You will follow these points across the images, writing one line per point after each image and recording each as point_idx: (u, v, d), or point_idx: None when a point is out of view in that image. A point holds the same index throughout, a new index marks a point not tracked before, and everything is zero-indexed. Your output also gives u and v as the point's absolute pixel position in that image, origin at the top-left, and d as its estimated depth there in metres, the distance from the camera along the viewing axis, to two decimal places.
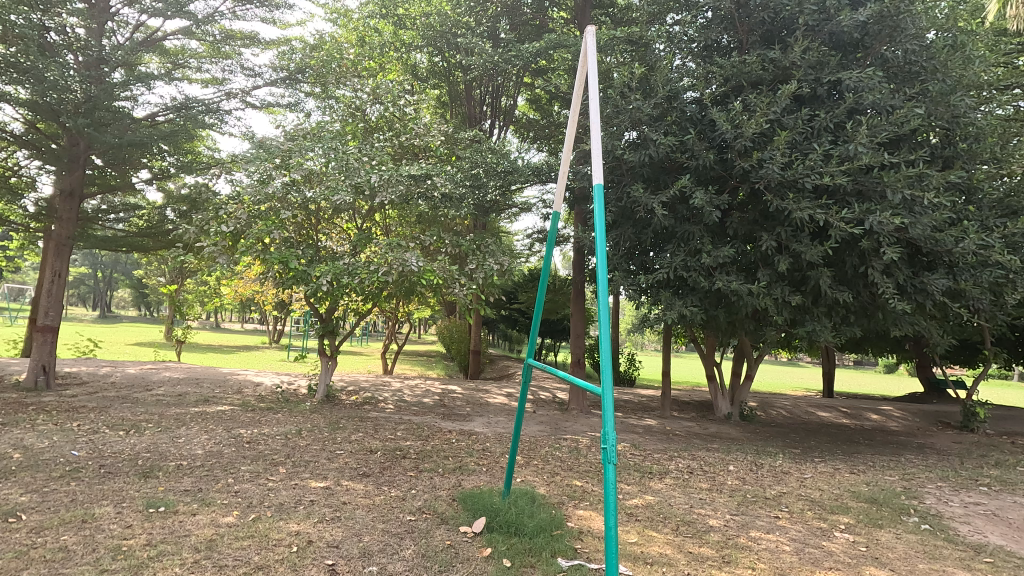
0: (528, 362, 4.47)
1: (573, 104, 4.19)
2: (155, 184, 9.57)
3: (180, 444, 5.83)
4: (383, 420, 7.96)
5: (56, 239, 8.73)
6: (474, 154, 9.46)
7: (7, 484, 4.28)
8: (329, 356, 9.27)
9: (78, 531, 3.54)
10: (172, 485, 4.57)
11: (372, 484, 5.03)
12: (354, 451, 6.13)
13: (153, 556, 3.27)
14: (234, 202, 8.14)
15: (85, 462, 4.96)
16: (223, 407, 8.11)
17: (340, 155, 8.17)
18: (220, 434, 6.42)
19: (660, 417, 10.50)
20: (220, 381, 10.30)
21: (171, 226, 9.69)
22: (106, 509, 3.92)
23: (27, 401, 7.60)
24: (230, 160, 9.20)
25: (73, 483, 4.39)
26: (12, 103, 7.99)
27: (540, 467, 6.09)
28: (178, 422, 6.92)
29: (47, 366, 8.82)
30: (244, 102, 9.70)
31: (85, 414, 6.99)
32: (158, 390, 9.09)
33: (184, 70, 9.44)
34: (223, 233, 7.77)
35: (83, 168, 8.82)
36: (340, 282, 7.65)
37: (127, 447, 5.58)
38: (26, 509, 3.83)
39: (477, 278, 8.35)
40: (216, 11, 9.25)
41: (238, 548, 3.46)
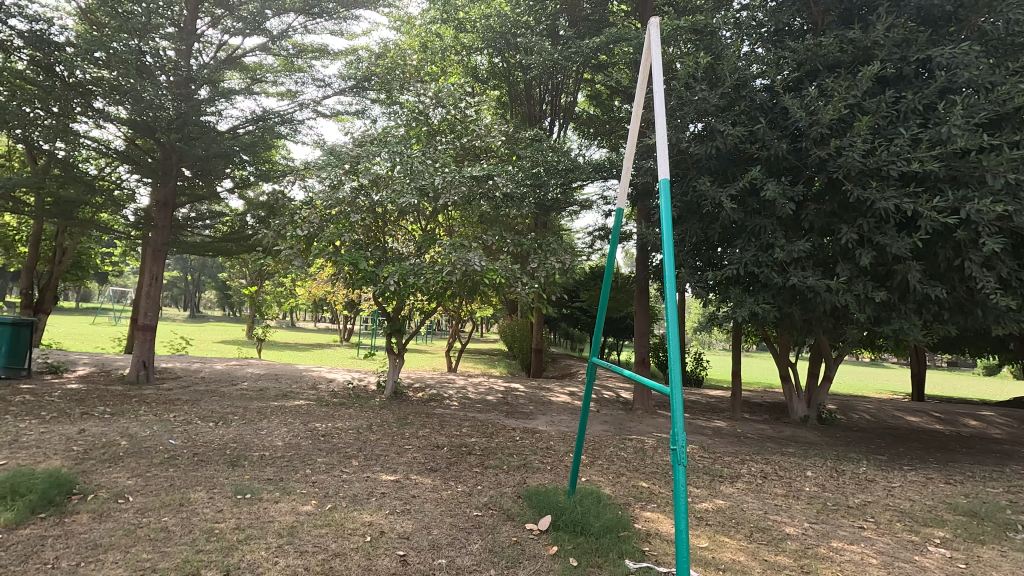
0: (592, 362, 4.39)
1: (636, 99, 4.07)
2: (237, 193, 10.25)
3: (263, 436, 6.22)
4: (449, 416, 8.13)
5: (154, 245, 9.55)
6: (535, 154, 9.53)
7: (116, 469, 4.71)
8: (395, 353, 9.57)
9: (176, 513, 3.85)
10: (257, 474, 4.88)
11: (440, 479, 5.16)
12: (422, 447, 6.29)
13: (242, 539, 3.51)
14: (308, 207, 8.60)
15: (181, 450, 5.39)
16: (300, 402, 8.54)
17: (405, 160, 8.40)
18: (298, 427, 6.78)
19: (730, 419, 10.12)
20: (296, 377, 10.91)
21: (252, 231, 10.37)
22: (200, 494, 4.25)
23: (131, 394, 8.34)
24: (304, 168, 9.83)
25: (172, 469, 4.79)
26: (115, 122, 8.79)
27: (605, 467, 6.02)
28: (260, 415, 7.38)
29: (147, 362, 9.59)
30: (315, 111, 10.17)
31: (179, 406, 7.58)
32: (242, 385, 9.74)
33: (262, 84, 9.99)
34: (298, 236, 8.25)
35: (175, 179, 9.56)
36: (407, 282, 7.92)
37: (216, 437, 6.01)
38: (132, 491, 4.21)
39: (539, 276, 8.29)
40: (289, 27, 9.78)
41: (317, 535, 3.66)
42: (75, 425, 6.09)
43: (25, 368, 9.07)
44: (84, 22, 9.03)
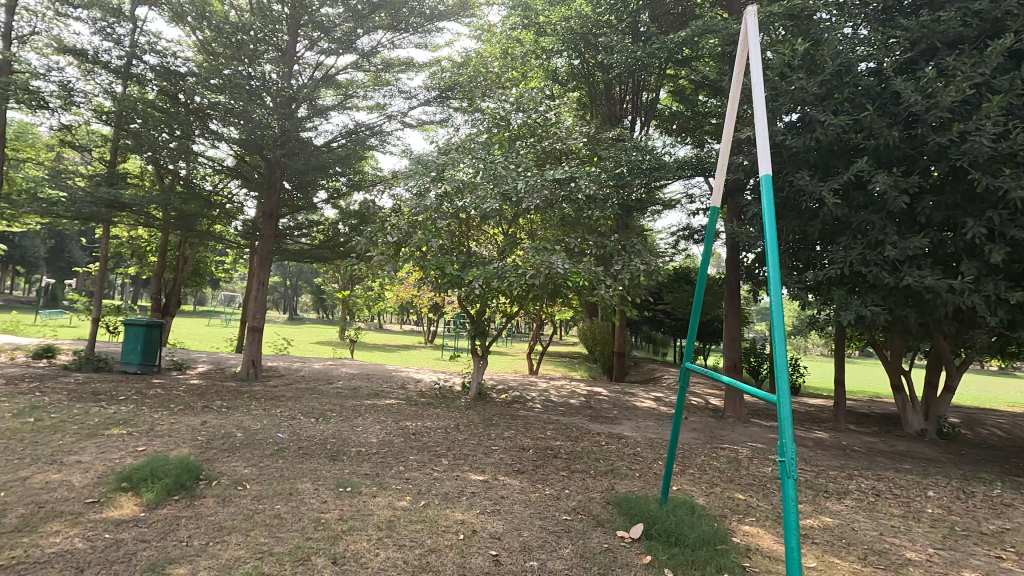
0: (686, 366, 4.25)
1: (731, 93, 3.91)
2: (332, 203, 10.91)
3: (359, 432, 6.57)
4: (533, 419, 8.18)
5: (261, 253, 10.39)
6: (617, 154, 9.36)
7: (235, 458, 5.16)
8: (480, 355, 9.78)
9: (287, 502, 4.15)
10: (356, 468, 5.16)
11: (528, 481, 5.18)
12: (508, 448, 6.37)
13: (346, 529, 3.72)
14: (396, 215, 8.97)
15: (288, 443, 5.81)
16: (391, 401, 8.94)
17: (489, 165, 8.51)
18: (390, 425, 7.10)
19: (833, 430, 9.40)
20: (387, 376, 11.43)
21: (345, 239, 11.00)
22: (306, 485, 4.55)
23: (243, 389, 9.11)
24: (392, 177, 10.24)
25: (281, 461, 5.17)
26: (227, 142, 9.64)
27: (697, 476, 5.79)
28: (356, 412, 7.80)
29: (256, 361, 10.42)
30: (402, 122, 10.61)
31: (284, 402, 8.18)
32: (338, 383, 10.34)
33: (354, 99, 10.57)
34: (389, 243, 8.62)
35: (279, 192, 10.33)
36: (491, 286, 8.03)
37: (318, 432, 6.43)
38: (249, 479, 4.59)
39: (623, 279, 8.14)
40: (378, 44, 10.29)
41: (413, 530, 3.79)
42: (198, 417, 6.75)
43: (156, 365, 10.18)
44: (203, 52, 9.98)
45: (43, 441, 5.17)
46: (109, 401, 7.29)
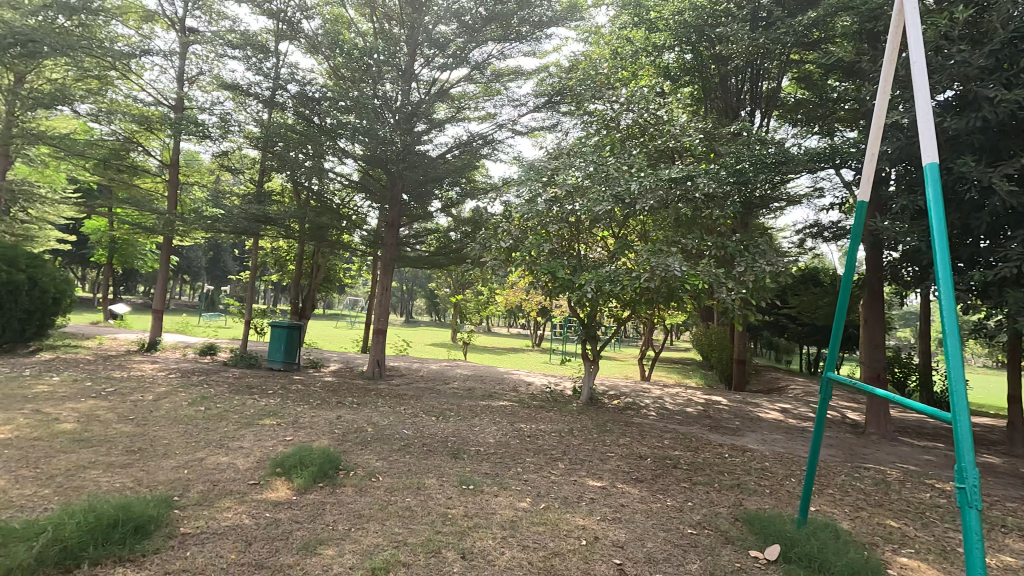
0: (828, 376, 3.91)
1: (882, 75, 3.53)
2: (447, 211, 11.40)
3: (477, 432, 6.79)
4: (648, 426, 7.94)
5: (384, 261, 11.14)
6: (737, 149, 8.79)
7: (368, 451, 5.56)
8: (591, 360, 9.67)
9: (416, 495, 4.39)
10: (476, 467, 5.33)
11: (648, 491, 5.03)
12: (625, 455, 6.22)
13: (472, 526, 3.85)
14: (508, 221, 9.12)
15: (413, 440, 6.16)
16: (504, 402, 9.14)
17: (602, 168, 8.36)
18: (506, 426, 7.25)
19: (1007, 454, 8.10)
20: (499, 379, 11.72)
21: (459, 245, 11.45)
22: (432, 480, 4.78)
23: (370, 387, 9.80)
24: (503, 184, 10.49)
25: (408, 456, 5.48)
26: (354, 158, 10.42)
27: (839, 497, 5.26)
28: (473, 413, 8.07)
29: (380, 361, 11.16)
30: (512, 130, 10.85)
31: (407, 401, 8.67)
32: (454, 384, 10.79)
33: (466, 111, 10.99)
34: (502, 248, 8.79)
35: (399, 203, 10.99)
36: (603, 289, 7.91)
37: (439, 430, 6.73)
38: (381, 471, 4.92)
39: (746, 282, 7.63)
40: (489, 55, 10.62)
41: (535, 532, 3.83)
42: (334, 412, 7.37)
43: (296, 363, 11.26)
44: (333, 78, 10.87)
45: (213, 427, 5.93)
46: (260, 393, 8.19)
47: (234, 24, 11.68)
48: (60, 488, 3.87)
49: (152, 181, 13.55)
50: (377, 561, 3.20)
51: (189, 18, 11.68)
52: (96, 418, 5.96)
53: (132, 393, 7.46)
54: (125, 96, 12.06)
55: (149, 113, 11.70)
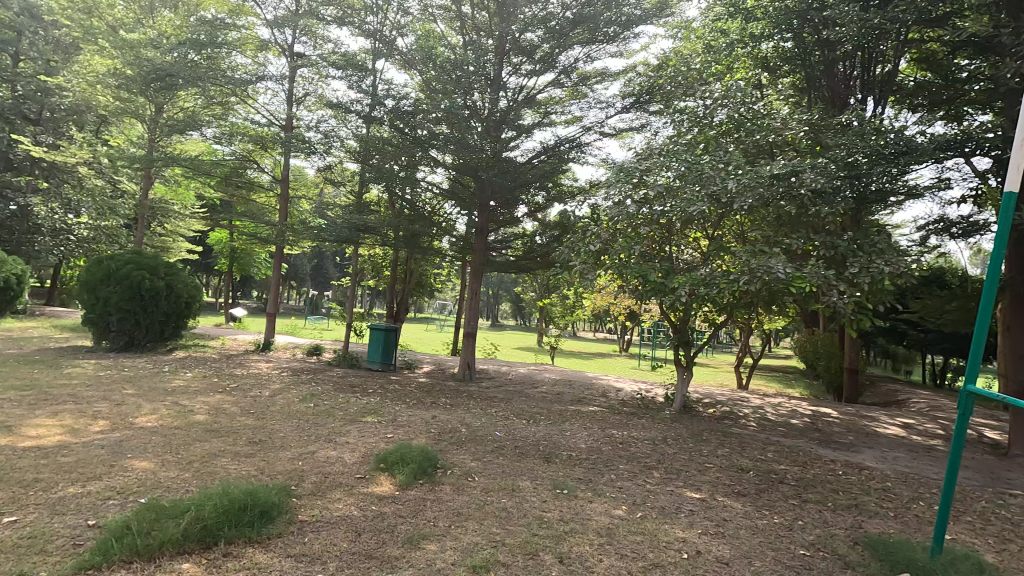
0: (968, 390, 3.49)
1: None
2: (534, 216, 11.44)
3: (568, 437, 6.76)
4: (749, 438, 7.50)
5: (474, 266, 11.41)
6: (848, 140, 8.09)
7: (463, 451, 5.71)
8: (684, 366, 9.29)
9: (512, 497, 4.43)
10: (569, 472, 5.30)
11: (752, 506, 4.75)
12: (725, 467, 5.92)
13: (568, 531, 3.83)
14: (597, 224, 8.92)
15: (506, 442, 6.24)
16: (594, 408, 9.03)
17: (696, 166, 7.92)
18: (597, 432, 7.16)
19: None
20: (587, 384, 11.59)
21: (545, 249, 11.45)
22: (527, 483, 4.82)
23: (461, 389, 10.07)
24: (591, 187, 10.37)
25: (502, 458, 5.57)
26: (445, 167, 10.74)
27: (979, 526, 4.67)
28: (563, 417, 8.04)
29: (470, 363, 11.41)
30: (599, 132, 10.71)
31: (498, 403, 8.82)
32: (543, 388, 10.81)
33: (552, 115, 11.01)
34: (590, 252, 8.59)
35: (488, 209, 11.18)
36: (699, 293, 7.55)
37: (530, 433, 6.77)
38: (477, 472, 5.03)
39: (862, 284, 6.96)
40: (576, 59, 10.58)
41: (634, 542, 3.74)
42: (430, 411, 7.64)
43: (393, 364, 11.82)
44: (424, 90, 11.30)
45: (322, 423, 6.37)
46: (362, 392, 8.68)
47: (336, 46, 12.54)
48: (198, 473, 4.32)
49: (266, 195, 14.82)
50: (477, 559, 3.27)
51: (297, 44, 12.69)
52: (224, 411, 6.61)
53: (252, 389, 8.19)
54: (243, 119, 13.30)
55: (263, 134, 12.82)
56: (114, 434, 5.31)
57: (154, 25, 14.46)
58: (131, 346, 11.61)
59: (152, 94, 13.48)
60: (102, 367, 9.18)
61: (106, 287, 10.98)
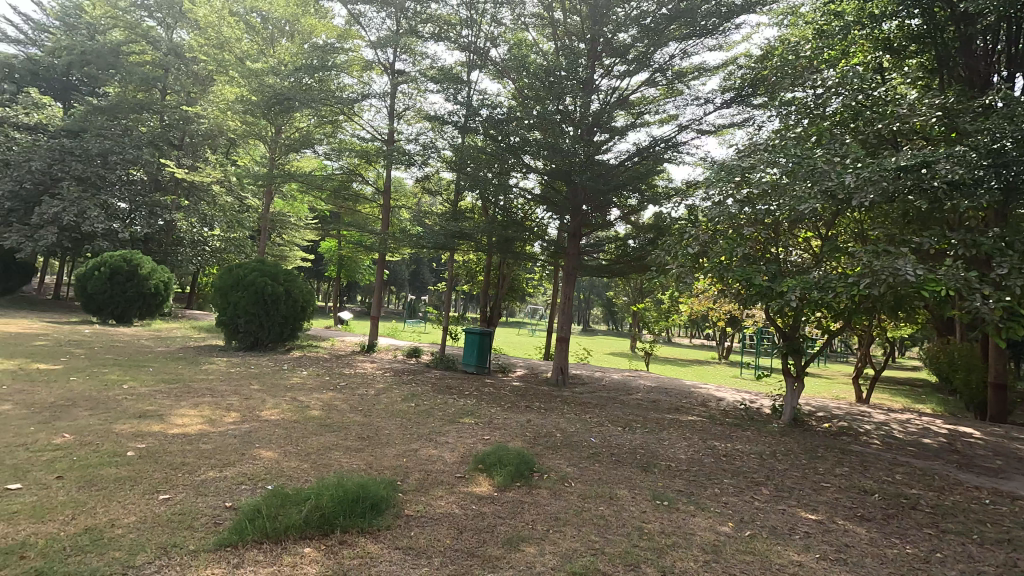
0: None
1: None
2: (627, 219, 11.16)
3: (667, 447, 6.52)
4: (873, 457, 6.81)
5: (566, 270, 11.36)
6: (993, 123, 7.11)
7: (558, 456, 5.71)
8: (794, 376, 8.62)
9: (609, 505, 4.36)
10: (668, 483, 5.12)
11: (879, 532, 4.30)
12: (844, 488, 5.42)
13: (671, 544, 3.69)
14: (695, 225, 8.46)
15: (602, 449, 6.15)
16: (694, 417, 8.64)
17: (806, 160, 7.28)
18: (698, 443, 6.85)
19: None
20: (686, 392, 11.13)
21: (640, 253, 11.12)
22: (624, 492, 4.71)
23: (555, 394, 10.07)
24: (688, 187, 9.95)
25: (598, 465, 5.49)
26: (537, 172, 10.78)
27: None
28: (661, 426, 7.78)
29: (563, 368, 11.33)
30: (697, 130, 10.27)
31: (592, 409, 8.72)
32: (638, 395, 10.53)
33: (647, 115, 10.72)
34: (689, 255, 8.16)
35: (580, 213, 11.06)
36: (812, 298, 6.96)
37: (626, 441, 6.61)
38: (573, 478, 4.99)
39: (1014, 288, 6.05)
40: (671, 56, 10.24)
41: (742, 561, 3.53)
42: (525, 415, 7.72)
43: (487, 368, 12.07)
44: (517, 98, 11.45)
45: (423, 422, 6.65)
46: (458, 394, 8.94)
47: (433, 61, 13.11)
48: (315, 464, 4.68)
49: (370, 206, 15.78)
50: (577, 566, 3.24)
51: (398, 62, 13.42)
52: (335, 407, 7.11)
53: (359, 388, 8.74)
54: (350, 136, 14.27)
55: (367, 148, 13.68)
56: (244, 425, 5.89)
57: (275, 55, 15.97)
58: (256, 346, 12.82)
59: (273, 117, 14.87)
60: (233, 364, 10.22)
61: (235, 292, 12.22)
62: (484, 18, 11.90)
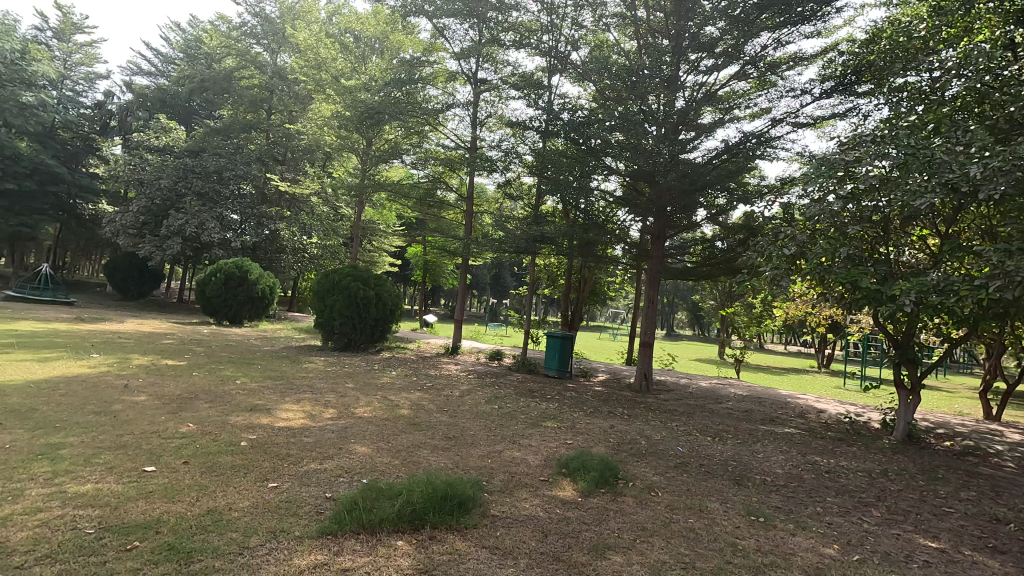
0: None
1: None
2: (715, 219, 10.68)
3: (761, 459, 6.16)
4: (1007, 481, 6.04)
5: (650, 273, 11.07)
6: None
7: (644, 464, 5.56)
8: (908, 387, 7.84)
9: (699, 518, 4.18)
10: (764, 498, 4.83)
11: (1016, 567, 3.80)
12: (972, 515, 4.84)
13: (768, 564, 3.48)
14: (791, 225, 7.91)
15: (690, 459, 5.92)
16: (791, 430, 8.10)
17: (921, 150, 6.58)
18: (797, 457, 6.40)
19: None
20: (781, 402, 10.46)
21: (729, 254, 10.60)
22: (715, 505, 4.50)
23: (639, 400, 9.83)
24: (784, 184, 9.37)
25: (686, 475, 5.29)
26: (619, 174, 10.58)
27: None
28: (754, 437, 7.37)
29: (647, 374, 11.02)
30: (792, 123, 9.65)
31: (678, 417, 8.42)
32: (728, 404, 10.03)
33: (736, 110, 10.24)
34: (784, 256, 7.62)
35: (664, 214, 10.72)
36: (929, 302, 6.28)
37: (717, 452, 6.32)
38: (660, 487, 4.84)
39: None
40: (763, 46, 9.72)
41: None
42: (608, 421, 7.60)
43: (569, 372, 12.02)
44: (598, 100, 11.33)
45: (506, 425, 6.73)
46: (540, 398, 8.97)
47: (515, 68, 13.30)
48: (405, 461, 4.88)
49: (454, 212, 16.25)
50: None
51: (480, 71, 13.74)
52: (423, 407, 7.38)
53: (445, 389, 9.02)
54: (435, 145, 14.80)
55: (451, 156, 14.11)
56: (340, 421, 6.26)
57: (367, 72, 16.92)
58: (350, 347, 13.58)
59: (364, 130, 15.73)
60: (330, 363, 10.90)
61: (332, 296, 13.05)
62: (565, 22, 11.92)
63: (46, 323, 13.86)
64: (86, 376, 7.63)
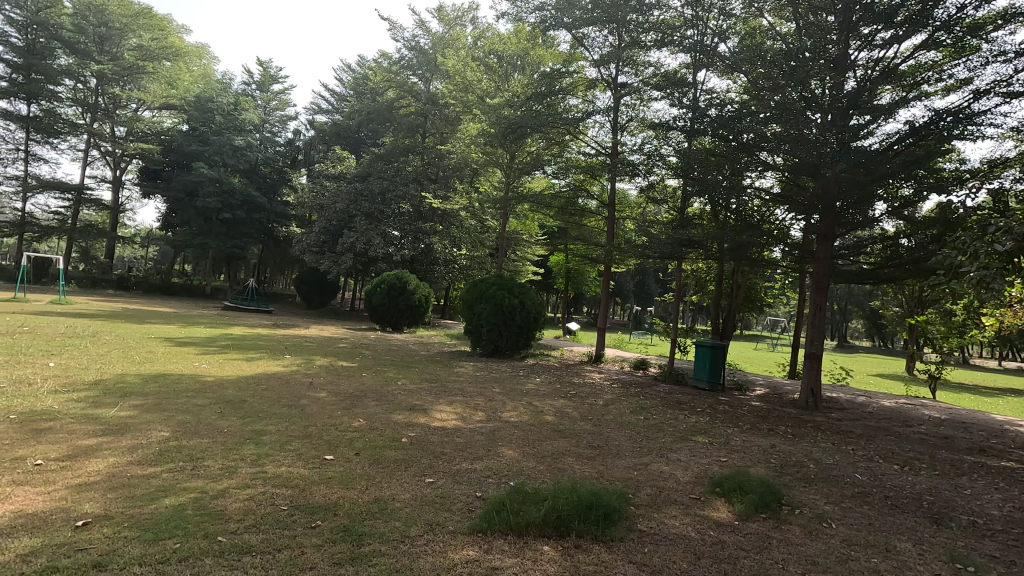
0: None
1: None
2: (897, 214, 9.24)
3: (968, 497, 5.15)
4: None
5: (817, 278, 9.99)
6: None
7: (813, 490, 4.97)
8: None
9: (886, 559, 3.61)
10: (973, 544, 4.03)
11: None
12: None
13: None
14: (1006, 215, 6.41)
15: (871, 489, 5.16)
16: (1010, 463, 6.67)
17: None
18: (1020, 498, 5.24)
19: None
20: (995, 429, 8.65)
21: (918, 253, 9.08)
22: (907, 545, 3.87)
23: (805, 418, 8.83)
24: (996, 167, 7.79)
25: (867, 508, 4.62)
26: (776, 170, 9.53)
27: None
28: (958, 469, 6.19)
29: (815, 390, 9.86)
30: (1003, 93, 8.03)
31: (855, 440, 7.40)
32: (921, 428, 8.56)
33: (925, 85, 8.81)
34: (998, 253, 6.16)
35: (832, 211, 9.55)
36: None
37: (907, 484, 5.42)
38: (833, 518, 4.29)
39: None
40: (962, 6, 8.22)
41: None
42: (768, 439, 6.94)
43: (721, 384, 11.22)
44: (750, 91, 10.57)
45: (653, 437, 6.48)
46: (690, 410, 8.50)
47: (657, 67, 12.92)
48: (550, 467, 4.94)
49: (596, 220, 16.19)
50: None
51: (621, 75, 13.57)
52: (566, 415, 7.41)
53: (589, 397, 8.97)
54: (576, 154, 14.94)
55: (593, 163, 14.13)
56: (488, 424, 6.53)
57: (509, 89, 17.64)
58: (496, 353, 14.07)
59: (508, 144, 16.40)
60: (479, 368, 11.47)
61: (480, 304, 13.76)
62: (711, 13, 11.30)
63: (253, 328, 16.53)
64: (282, 374, 8.92)
